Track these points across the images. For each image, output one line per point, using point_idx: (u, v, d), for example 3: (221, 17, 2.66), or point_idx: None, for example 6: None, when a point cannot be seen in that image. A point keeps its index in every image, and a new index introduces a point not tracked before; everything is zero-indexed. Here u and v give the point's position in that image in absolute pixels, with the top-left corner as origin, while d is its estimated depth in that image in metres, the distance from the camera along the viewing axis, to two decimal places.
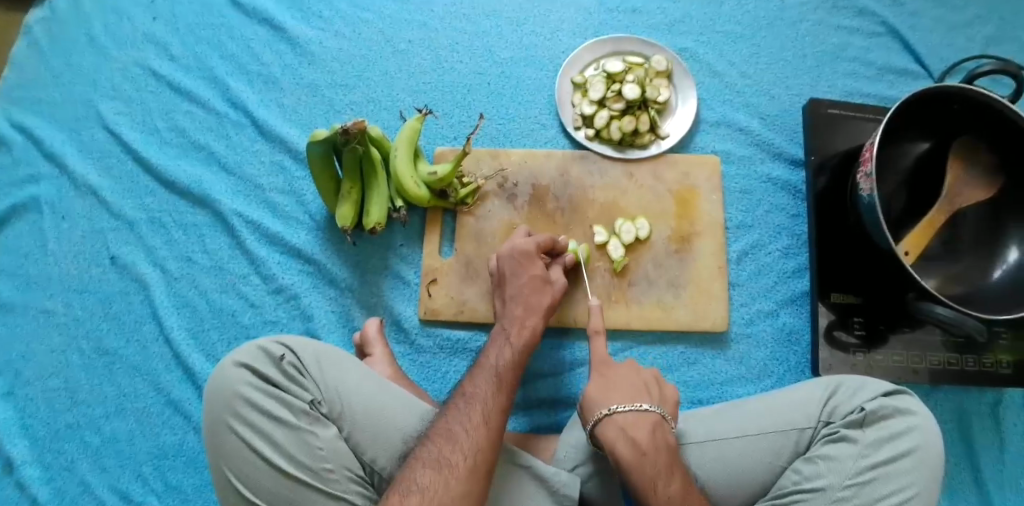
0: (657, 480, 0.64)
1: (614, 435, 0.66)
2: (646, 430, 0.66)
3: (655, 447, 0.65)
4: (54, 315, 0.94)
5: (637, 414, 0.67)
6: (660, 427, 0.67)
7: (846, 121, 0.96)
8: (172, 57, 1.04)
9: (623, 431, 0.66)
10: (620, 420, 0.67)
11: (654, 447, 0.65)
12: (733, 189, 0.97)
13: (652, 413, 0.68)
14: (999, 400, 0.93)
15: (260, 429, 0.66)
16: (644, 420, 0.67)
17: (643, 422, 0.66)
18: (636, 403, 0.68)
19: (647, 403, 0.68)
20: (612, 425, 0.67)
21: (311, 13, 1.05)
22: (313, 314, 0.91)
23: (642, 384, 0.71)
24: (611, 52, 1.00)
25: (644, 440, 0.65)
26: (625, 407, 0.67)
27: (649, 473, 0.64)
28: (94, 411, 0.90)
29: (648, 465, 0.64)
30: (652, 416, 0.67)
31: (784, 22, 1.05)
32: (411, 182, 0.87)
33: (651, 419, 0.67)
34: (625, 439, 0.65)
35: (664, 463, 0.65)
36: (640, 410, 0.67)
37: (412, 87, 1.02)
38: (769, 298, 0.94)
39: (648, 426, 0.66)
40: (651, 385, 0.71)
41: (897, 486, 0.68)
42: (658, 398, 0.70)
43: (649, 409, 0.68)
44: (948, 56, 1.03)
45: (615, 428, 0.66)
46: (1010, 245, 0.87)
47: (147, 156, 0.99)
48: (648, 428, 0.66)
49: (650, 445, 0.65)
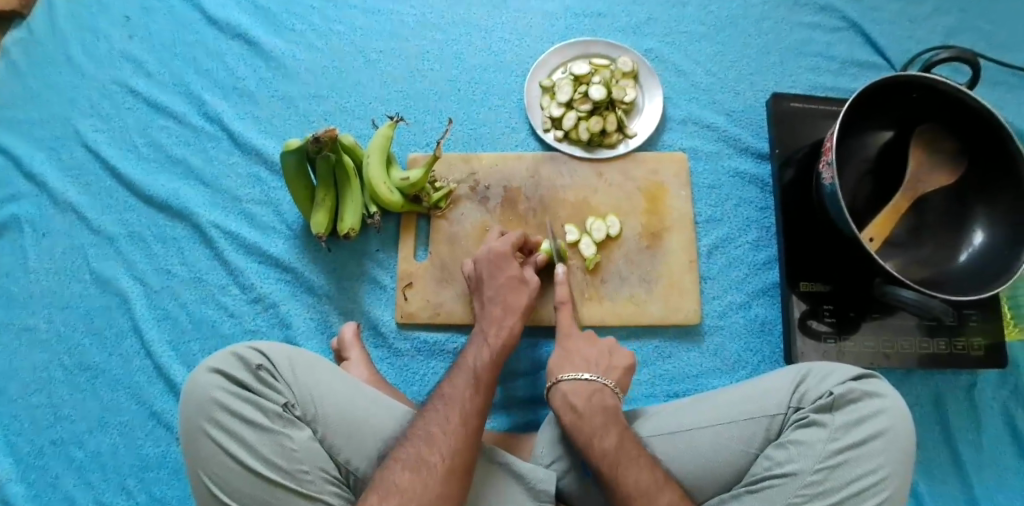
0: (592, 437, 0.70)
1: (559, 401, 0.75)
2: (586, 396, 0.74)
3: (591, 409, 0.73)
4: (37, 331, 0.95)
5: (579, 381, 0.76)
6: (601, 392, 0.75)
7: (810, 113, 0.98)
8: (148, 75, 1.06)
9: (565, 397, 0.75)
10: (564, 387, 0.76)
11: (591, 409, 0.73)
12: (701, 184, 0.99)
13: (594, 381, 0.76)
14: (974, 382, 0.94)
15: (234, 433, 0.67)
16: (585, 388, 0.75)
17: (583, 388, 0.75)
18: (581, 372, 0.77)
19: (591, 372, 0.77)
20: (556, 392, 0.76)
21: (284, 27, 1.07)
22: (291, 321, 0.93)
23: (593, 356, 0.80)
24: (578, 55, 1.03)
25: (583, 403, 0.74)
26: (569, 374, 0.77)
27: (586, 431, 0.71)
28: (78, 426, 0.91)
29: (585, 425, 0.71)
30: (594, 384, 0.76)
31: (746, 21, 1.07)
32: (384, 188, 0.88)
33: (592, 386, 0.76)
34: (566, 404, 0.74)
35: (599, 423, 0.71)
36: (582, 378, 0.76)
37: (385, 96, 1.04)
38: (741, 290, 0.95)
39: (587, 392, 0.75)
40: (602, 356, 0.80)
41: (867, 469, 0.69)
42: (603, 369, 0.79)
43: (590, 377, 0.76)
44: (909, 48, 1.06)
45: (559, 394, 0.75)
46: (975, 228, 0.88)
47: (125, 173, 1.01)
48: (586, 392, 0.75)
49: (586, 407, 0.73)
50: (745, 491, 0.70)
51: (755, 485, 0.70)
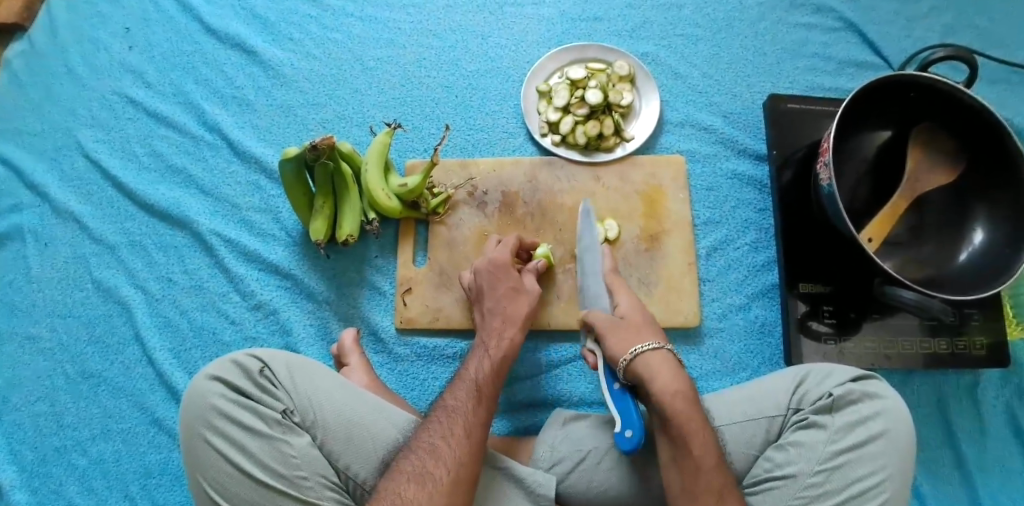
0: (699, 420, 0.66)
1: (662, 372, 0.69)
2: (681, 373, 0.70)
3: (688, 388, 0.69)
4: (39, 340, 0.96)
5: (676, 359, 0.71)
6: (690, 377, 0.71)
7: (807, 114, 0.98)
8: (148, 85, 1.07)
9: (670, 369, 0.69)
10: (668, 360, 0.70)
11: (692, 390, 0.69)
12: (699, 186, 0.99)
13: (684, 362, 0.72)
14: (977, 382, 0.93)
15: (234, 440, 0.68)
16: (674, 363, 0.71)
17: (683, 369, 0.71)
18: (667, 345, 0.72)
19: (671, 348, 0.73)
20: (661, 362, 0.69)
21: (282, 36, 1.08)
22: (292, 328, 0.93)
23: (667, 334, 0.75)
24: (574, 60, 1.03)
25: (687, 382, 0.69)
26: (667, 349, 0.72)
27: (691, 411, 0.66)
28: (81, 434, 0.92)
29: (693, 404, 0.67)
30: (685, 366, 0.71)
31: (742, 23, 1.08)
32: (382, 195, 0.89)
33: (685, 366, 0.71)
34: (669, 376, 0.68)
35: (699, 407, 0.68)
36: (677, 357, 0.71)
37: (382, 102, 1.04)
38: (740, 292, 0.95)
39: (686, 372, 0.70)
40: (672, 336, 0.75)
41: (869, 470, 0.68)
42: (678, 350, 0.74)
43: (682, 358, 0.72)
44: (906, 47, 1.06)
45: (663, 364, 0.69)
46: (975, 227, 0.88)
47: (126, 182, 1.02)
48: (686, 373, 0.70)
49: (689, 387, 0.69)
50: (745, 494, 0.71)
51: (755, 488, 0.71)
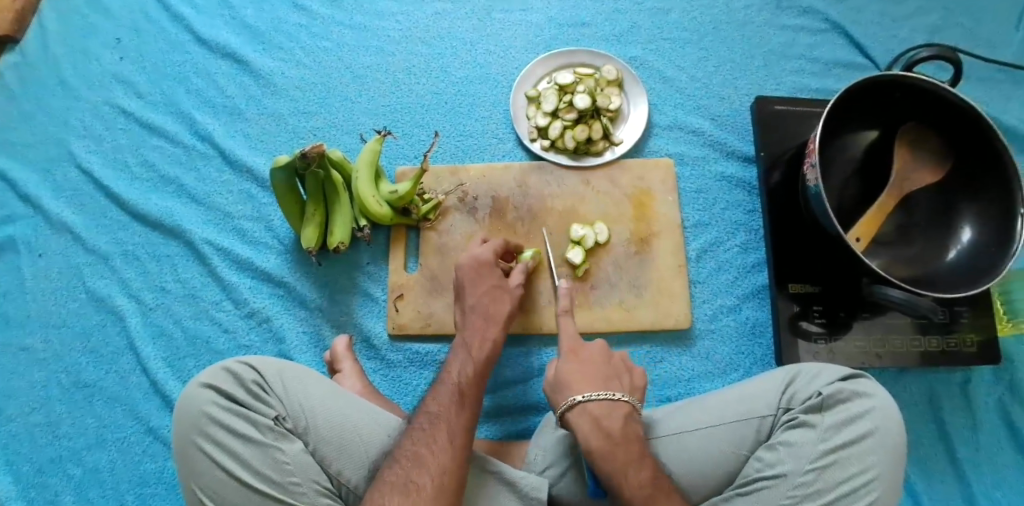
0: (628, 468, 0.66)
1: (586, 425, 0.69)
2: (617, 419, 0.70)
3: (625, 436, 0.68)
4: (34, 351, 0.96)
5: (609, 403, 0.71)
6: (632, 417, 0.71)
7: (795, 116, 0.98)
8: (140, 95, 1.08)
9: (594, 420, 0.69)
10: (593, 409, 0.70)
11: (625, 437, 0.68)
12: (688, 189, 1.00)
13: (623, 402, 0.71)
14: (968, 379, 0.94)
15: (227, 447, 0.68)
16: (614, 409, 0.70)
17: (617, 413, 0.70)
18: (608, 391, 0.72)
19: (617, 392, 0.72)
20: (584, 414, 0.70)
21: (272, 45, 1.09)
22: (285, 336, 0.94)
23: (614, 371, 0.75)
24: (562, 65, 1.04)
25: (616, 430, 0.69)
26: (596, 394, 0.71)
27: (621, 460, 0.67)
28: (76, 444, 0.92)
29: (620, 453, 0.67)
30: (625, 406, 0.71)
31: (730, 26, 1.08)
32: (372, 202, 0.89)
33: (623, 408, 0.71)
34: (597, 427, 0.69)
35: (634, 453, 0.68)
36: (612, 398, 0.71)
37: (373, 110, 1.05)
38: (731, 293, 0.96)
39: (619, 417, 0.70)
40: (622, 373, 0.75)
41: (857, 468, 0.69)
42: (627, 386, 0.74)
43: (621, 398, 0.71)
44: (892, 47, 1.06)
45: (587, 416, 0.70)
46: (963, 225, 0.88)
47: (119, 192, 1.02)
48: (619, 418, 0.70)
49: (621, 434, 0.69)
50: (736, 494, 0.71)
51: (746, 488, 0.71)
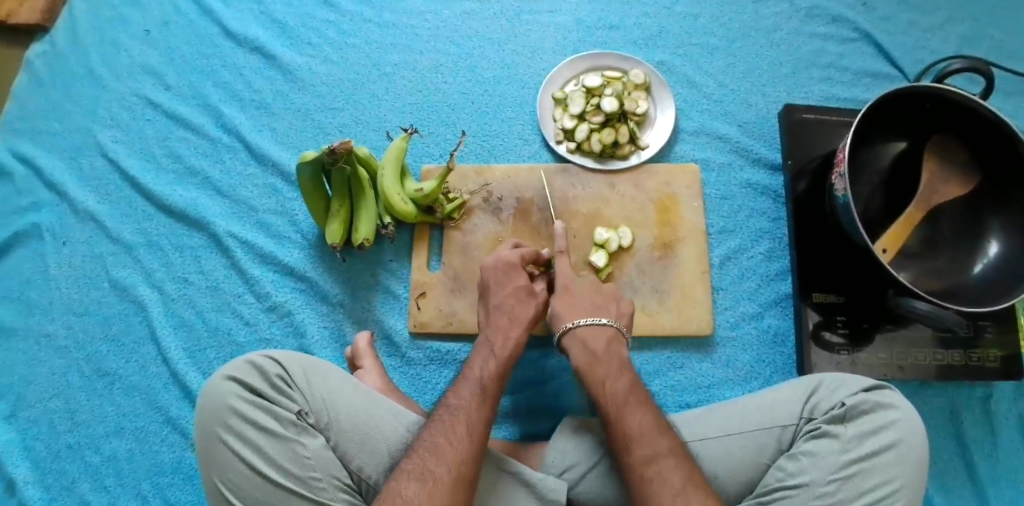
0: (607, 377, 0.73)
1: (576, 349, 0.77)
2: (602, 341, 0.77)
3: (606, 354, 0.75)
4: (56, 338, 0.97)
5: (596, 327, 0.78)
6: (616, 341, 0.78)
7: (823, 125, 0.98)
8: (167, 87, 1.09)
9: (582, 342, 0.77)
10: (581, 332, 0.78)
11: (607, 354, 0.76)
12: (713, 195, 1.00)
13: (608, 327, 0.79)
14: (990, 394, 0.93)
15: (249, 440, 0.68)
16: (601, 333, 0.78)
17: (600, 333, 0.77)
18: (596, 318, 0.79)
19: (605, 318, 0.79)
20: (573, 338, 0.78)
21: (300, 41, 1.09)
22: (306, 330, 0.94)
23: (604, 301, 0.82)
24: (590, 67, 1.04)
25: (599, 348, 0.76)
26: (585, 320, 0.79)
27: (600, 372, 0.74)
28: (95, 431, 0.92)
29: (600, 366, 0.74)
30: (610, 329, 0.78)
31: (758, 33, 1.08)
32: (398, 199, 0.89)
33: (608, 332, 0.78)
34: (583, 348, 0.76)
35: (615, 367, 0.74)
36: (599, 324, 0.78)
37: (399, 108, 1.05)
38: (753, 301, 0.95)
39: (604, 339, 0.77)
40: (612, 302, 0.82)
41: (881, 480, 0.68)
42: (616, 313, 0.81)
43: (607, 323, 0.79)
44: (922, 58, 1.06)
45: (575, 339, 0.77)
46: (990, 239, 0.88)
47: (144, 183, 1.03)
48: (603, 340, 0.77)
49: (603, 353, 0.76)
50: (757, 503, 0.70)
51: (766, 497, 0.70)
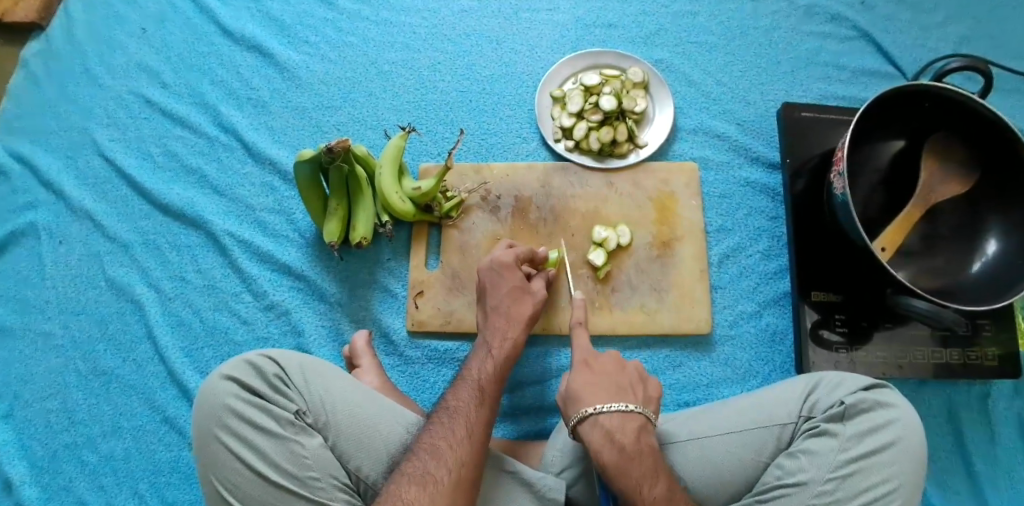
0: (642, 483, 0.65)
1: (599, 438, 0.68)
2: (631, 432, 0.68)
3: (639, 450, 0.67)
4: (52, 337, 0.96)
5: (622, 416, 0.69)
6: (645, 430, 0.69)
7: (822, 123, 0.98)
8: (164, 85, 1.08)
9: (608, 433, 0.68)
10: (605, 422, 0.69)
11: (638, 450, 0.67)
12: (711, 194, 1.00)
13: (636, 414, 0.70)
14: (988, 393, 0.93)
15: (247, 439, 0.68)
16: (627, 422, 0.69)
17: (628, 424, 0.68)
18: (621, 403, 0.70)
19: (631, 403, 0.70)
20: (596, 427, 0.69)
21: (298, 39, 1.09)
22: (304, 329, 0.94)
23: (628, 383, 0.73)
24: (588, 66, 1.03)
25: (629, 443, 0.67)
26: (609, 406, 0.69)
27: (634, 474, 0.65)
28: (92, 430, 0.92)
29: (634, 467, 0.65)
30: (637, 417, 0.69)
31: (757, 31, 1.08)
32: (396, 198, 0.89)
33: (636, 421, 0.69)
34: (610, 441, 0.67)
35: (649, 468, 0.66)
36: (625, 411, 0.69)
37: (397, 106, 1.05)
38: (752, 299, 0.95)
39: (632, 430, 0.68)
40: (636, 384, 0.73)
41: (879, 479, 0.68)
42: (641, 398, 0.72)
43: (634, 410, 0.70)
44: (920, 56, 1.06)
45: (599, 429, 0.68)
46: (989, 238, 0.88)
47: (141, 181, 1.02)
48: (632, 431, 0.68)
49: (633, 448, 0.67)
50: (754, 501, 0.70)
51: (764, 495, 0.70)
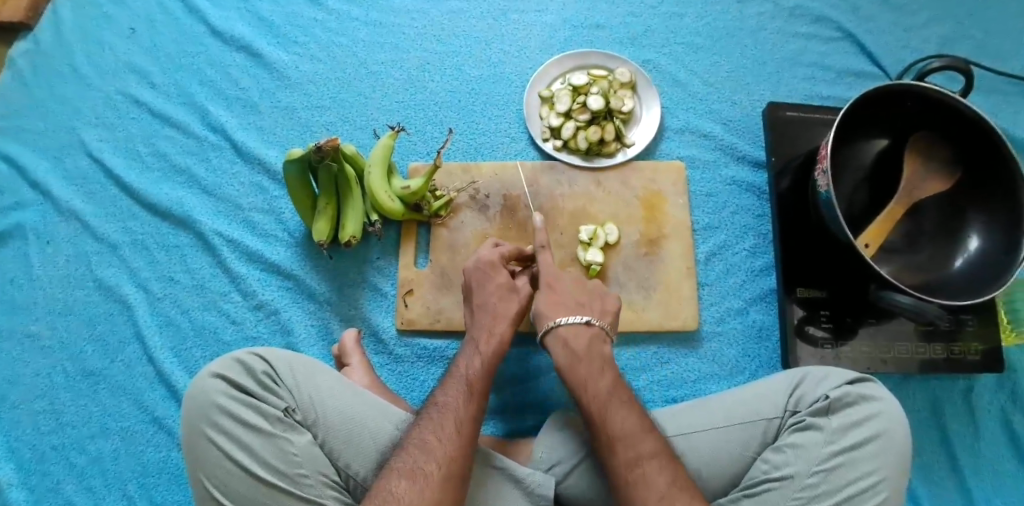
0: (589, 379, 0.71)
1: (557, 344, 0.76)
2: (584, 341, 0.75)
3: (589, 353, 0.74)
4: (39, 338, 0.96)
5: (578, 325, 0.76)
6: (599, 339, 0.76)
7: (806, 123, 0.99)
8: (153, 85, 1.08)
9: (564, 341, 0.75)
10: (563, 332, 0.76)
11: (590, 354, 0.74)
12: (698, 192, 1.01)
13: (591, 324, 0.77)
14: (971, 387, 0.94)
15: (235, 437, 0.68)
16: (583, 332, 0.76)
17: (582, 333, 0.76)
18: (577, 316, 0.77)
19: (587, 316, 0.78)
20: (555, 335, 0.76)
21: (287, 39, 1.09)
22: (293, 328, 0.94)
23: (587, 299, 0.80)
24: (576, 66, 1.04)
25: (582, 348, 0.74)
26: (568, 319, 0.77)
27: (581, 373, 0.72)
28: (79, 432, 0.91)
29: (581, 368, 0.73)
30: (593, 327, 0.77)
31: (743, 32, 1.09)
32: (385, 197, 0.90)
33: (592, 331, 0.76)
34: (565, 347, 0.75)
35: (597, 367, 0.73)
36: (582, 321, 0.77)
37: (386, 106, 1.05)
38: (739, 297, 0.96)
39: (587, 339, 0.76)
40: (595, 299, 0.81)
41: (864, 471, 0.68)
42: (600, 310, 0.79)
43: (590, 322, 0.77)
44: (903, 57, 1.07)
45: (558, 339, 0.76)
46: (971, 234, 0.89)
47: (130, 182, 1.02)
48: (586, 339, 0.75)
49: (585, 352, 0.74)
50: (743, 495, 0.70)
51: (752, 489, 0.70)
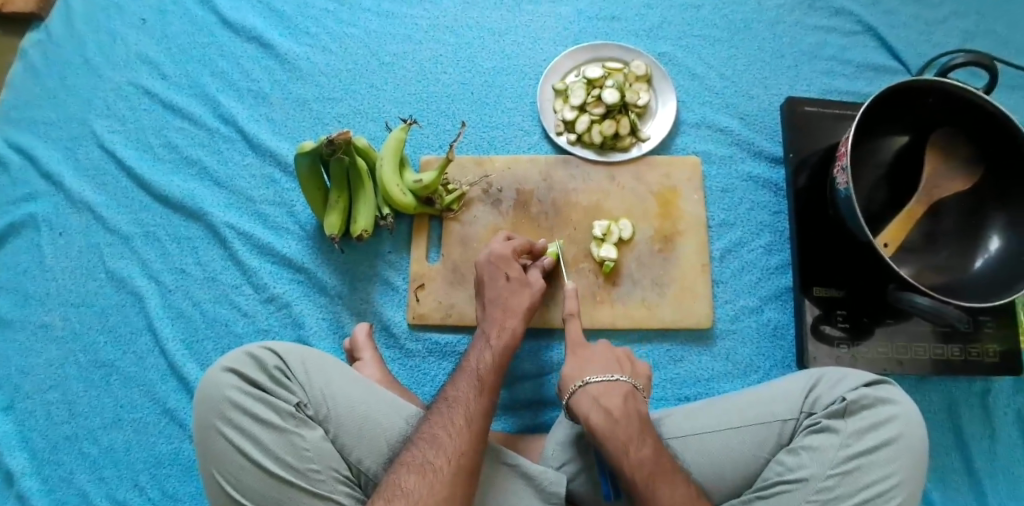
0: (629, 445, 0.67)
1: (588, 404, 0.71)
2: (618, 399, 0.71)
3: (626, 414, 0.70)
4: (52, 329, 0.96)
5: (609, 384, 0.72)
6: (632, 397, 0.72)
7: (825, 117, 0.97)
8: (165, 76, 1.07)
9: (594, 399, 0.71)
10: (592, 390, 0.72)
11: (626, 414, 0.69)
12: (714, 188, 0.99)
13: (623, 384, 0.73)
14: (988, 389, 0.93)
15: (247, 431, 0.68)
16: (617, 390, 0.72)
17: (613, 391, 0.72)
18: (610, 374, 0.74)
19: (620, 374, 0.74)
20: (585, 395, 0.72)
21: (299, 30, 1.08)
22: (304, 322, 0.93)
23: (618, 361, 0.77)
24: (590, 59, 1.03)
25: (616, 407, 0.70)
26: (597, 378, 0.73)
27: (621, 437, 0.67)
28: (92, 422, 0.92)
29: (620, 431, 0.68)
30: (624, 386, 0.73)
31: (760, 25, 1.07)
32: (397, 191, 0.89)
33: (623, 388, 0.72)
34: (598, 407, 0.70)
35: (634, 431, 0.68)
36: (612, 380, 0.73)
37: (398, 98, 1.04)
38: (753, 294, 0.95)
39: (619, 396, 0.71)
40: (624, 360, 0.77)
41: (880, 475, 0.68)
42: (631, 372, 0.76)
43: (620, 379, 0.73)
44: (925, 51, 1.05)
45: (588, 397, 0.72)
46: (992, 235, 0.87)
47: (141, 173, 1.02)
48: (619, 398, 0.71)
49: (621, 412, 0.70)
50: (756, 497, 0.70)
51: (765, 491, 0.70)
